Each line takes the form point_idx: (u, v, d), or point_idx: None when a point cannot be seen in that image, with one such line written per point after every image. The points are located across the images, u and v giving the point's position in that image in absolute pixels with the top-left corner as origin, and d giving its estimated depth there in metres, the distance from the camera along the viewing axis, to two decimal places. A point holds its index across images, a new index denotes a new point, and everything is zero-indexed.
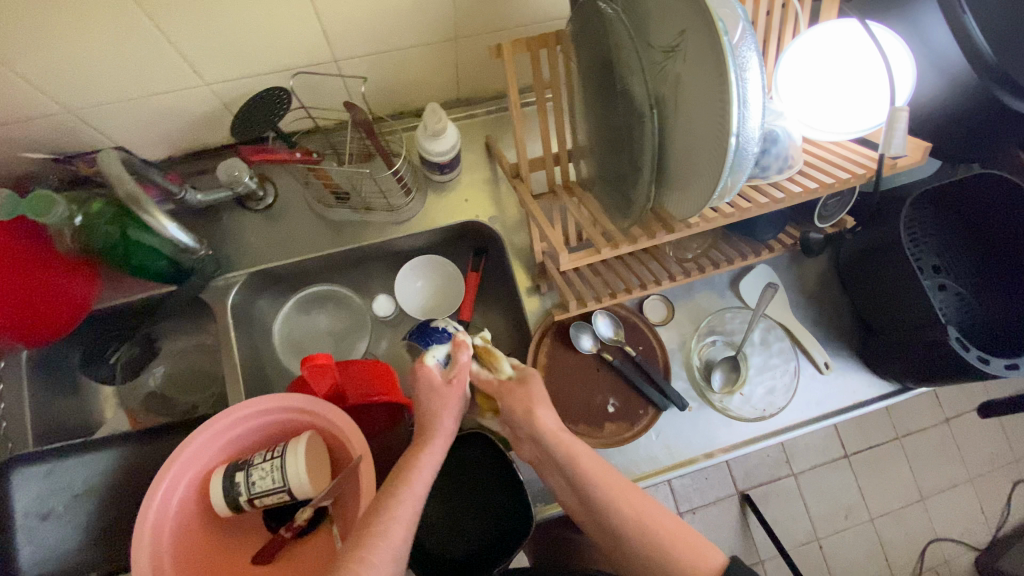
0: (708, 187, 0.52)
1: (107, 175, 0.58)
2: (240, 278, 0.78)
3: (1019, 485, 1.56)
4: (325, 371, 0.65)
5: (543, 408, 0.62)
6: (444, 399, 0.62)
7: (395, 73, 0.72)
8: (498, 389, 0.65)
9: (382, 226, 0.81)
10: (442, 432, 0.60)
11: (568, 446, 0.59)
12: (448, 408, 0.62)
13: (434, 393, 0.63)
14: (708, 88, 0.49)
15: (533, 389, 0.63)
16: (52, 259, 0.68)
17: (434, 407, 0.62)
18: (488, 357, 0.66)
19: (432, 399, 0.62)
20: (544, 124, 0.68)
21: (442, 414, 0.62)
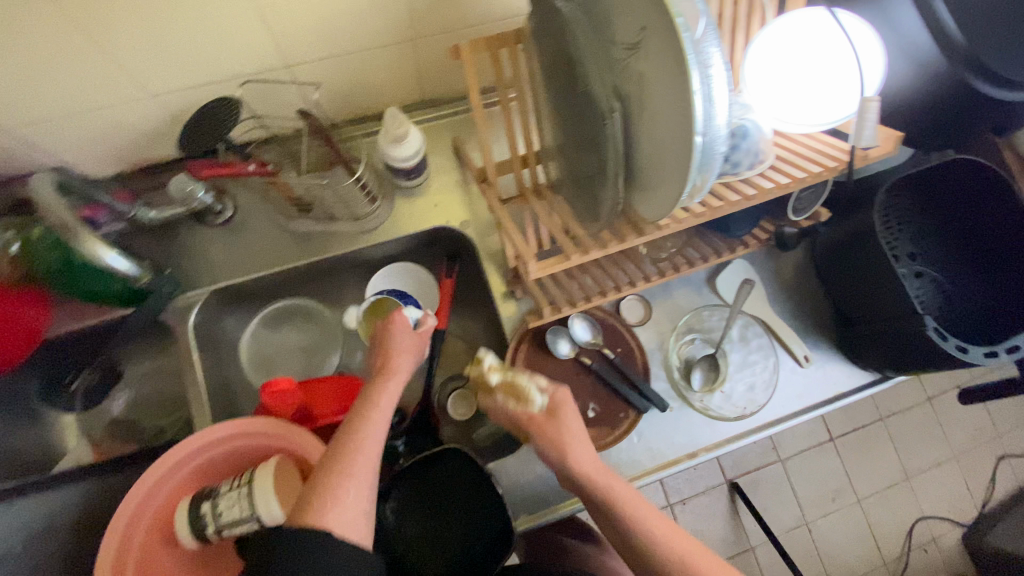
0: (677, 188, 0.50)
1: (39, 203, 0.59)
2: (202, 296, 0.75)
3: (1002, 460, 1.58)
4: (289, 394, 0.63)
5: (580, 444, 0.59)
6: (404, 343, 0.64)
7: (352, 78, 0.69)
8: (530, 426, 0.61)
9: (349, 236, 0.78)
10: (403, 366, 0.62)
11: (607, 484, 0.57)
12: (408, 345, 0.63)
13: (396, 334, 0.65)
14: (671, 87, 0.47)
15: (570, 425, 0.60)
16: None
17: (394, 345, 0.63)
18: (514, 391, 0.63)
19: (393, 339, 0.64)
20: (509, 126, 0.66)
21: (402, 353, 0.63)
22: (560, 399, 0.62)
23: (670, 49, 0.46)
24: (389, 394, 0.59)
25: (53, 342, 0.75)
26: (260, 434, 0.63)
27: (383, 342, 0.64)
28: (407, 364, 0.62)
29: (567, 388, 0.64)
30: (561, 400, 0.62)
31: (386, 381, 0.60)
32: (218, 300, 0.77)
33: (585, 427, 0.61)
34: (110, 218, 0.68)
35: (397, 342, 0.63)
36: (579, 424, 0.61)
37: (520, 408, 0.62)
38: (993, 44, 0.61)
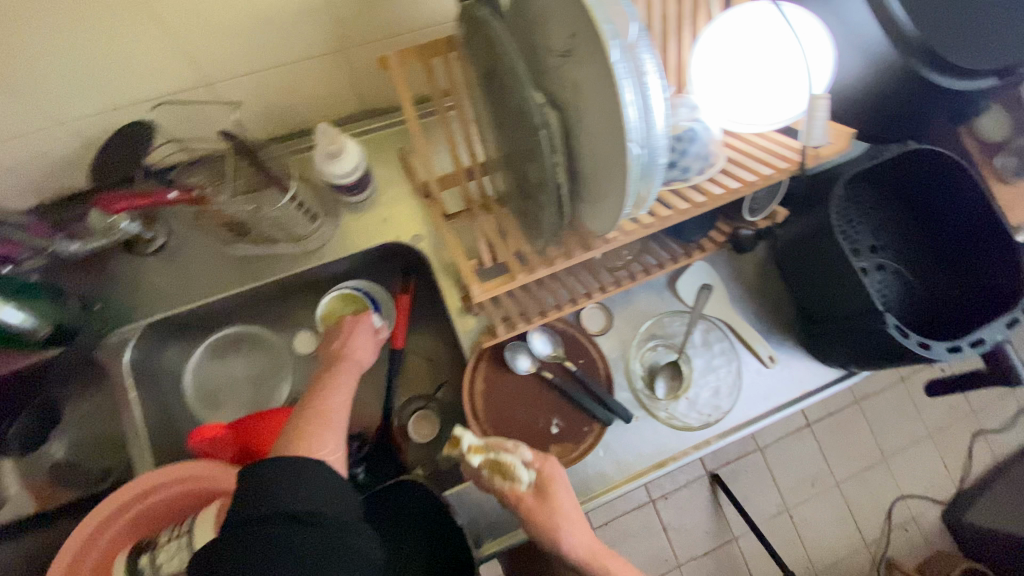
0: (619, 201, 0.47)
1: None
2: (136, 330, 0.71)
3: (977, 437, 1.61)
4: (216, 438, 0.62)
5: (573, 526, 0.57)
6: (362, 338, 0.70)
7: (282, 92, 0.65)
8: (519, 508, 0.58)
9: (291, 258, 0.74)
10: (363, 354, 0.69)
11: (604, 564, 0.57)
12: (368, 337, 0.70)
13: (356, 325, 0.71)
14: (602, 98, 0.44)
15: (562, 504, 0.58)
16: None
17: (354, 334, 0.70)
18: (500, 468, 0.59)
19: (353, 330, 0.70)
20: (450, 137, 0.62)
21: (364, 341, 0.70)
22: (549, 473, 0.60)
23: (599, 58, 0.43)
24: (349, 376, 0.65)
25: None
26: (203, 477, 0.61)
27: (345, 334, 0.70)
28: (365, 353, 0.69)
29: (552, 458, 0.62)
30: (549, 476, 0.60)
31: (346, 365, 0.66)
32: (157, 333, 0.73)
33: (578, 502, 0.59)
34: (31, 257, 0.64)
35: (358, 333, 0.70)
36: (572, 499, 0.59)
37: (506, 488, 0.59)
38: (943, 34, 0.60)
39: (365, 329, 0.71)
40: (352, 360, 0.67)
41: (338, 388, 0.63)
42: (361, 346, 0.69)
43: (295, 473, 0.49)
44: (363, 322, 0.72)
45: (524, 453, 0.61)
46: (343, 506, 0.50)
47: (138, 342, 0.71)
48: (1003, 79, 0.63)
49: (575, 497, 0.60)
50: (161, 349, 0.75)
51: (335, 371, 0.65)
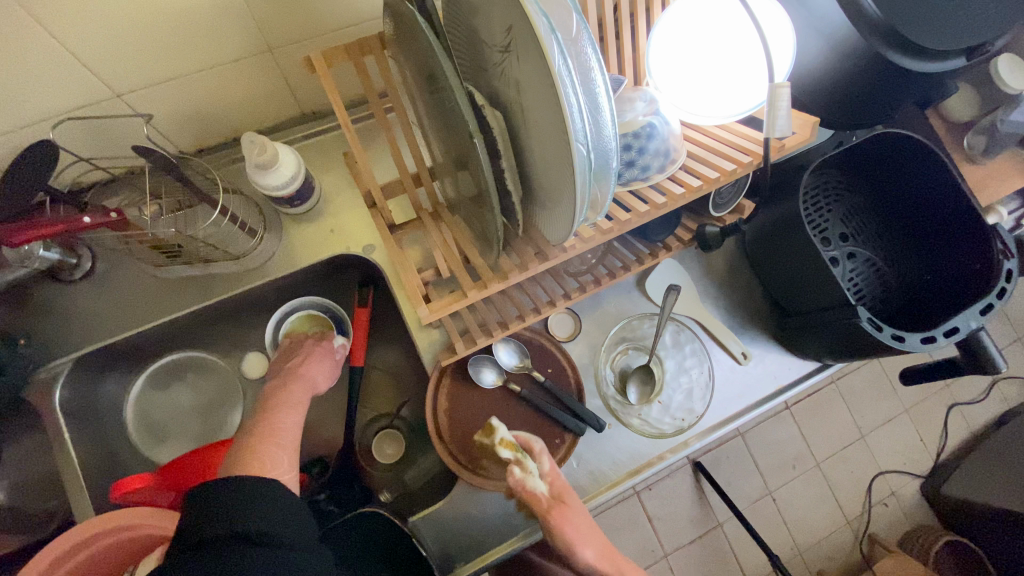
0: (571, 209, 0.44)
1: None
2: (65, 365, 0.65)
3: (952, 409, 1.63)
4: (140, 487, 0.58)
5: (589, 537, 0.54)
6: (318, 357, 0.67)
7: (206, 99, 0.59)
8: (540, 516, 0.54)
9: (233, 277, 0.69)
10: (321, 375, 0.65)
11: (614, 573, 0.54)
12: (328, 360, 0.67)
13: (315, 346, 0.68)
14: (544, 100, 0.40)
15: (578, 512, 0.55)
16: None
17: (315, 354, 0.67)
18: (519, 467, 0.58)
19: (313, 351, 0.67)
20: (392, 142, 0.57)
21: (322, 363, 0.67)
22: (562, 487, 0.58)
23: (537, 54, 0.39)
24: (301, 395, 0.61)
25: None
26: (144, 523, 0.56)
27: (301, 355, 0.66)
28: (321, 375, 0.65)
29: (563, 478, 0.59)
30: (562, 489, 0.57)
31: (299, 383, 0.62)
32: (90, 366, 0.67)
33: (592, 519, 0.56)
34: None
35: (320, 355, 0.67)
36: (584, 513, 0.56)
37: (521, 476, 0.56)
38: (908, 14, 0.57)
39: (324, 351, 0.68)
40: (307, 379, 0.64)
41: (291, 407, 0.58)
42: (320, 368, 0.66)
43: (247, 488, 0.44)
44: (324, 345, 0.68)
45: (542, 463, 0.59)
46: (301, 531, 0.45)
47: (70, 378, 0.66)
48: (970, 59, 0.61)
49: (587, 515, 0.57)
50: (97, 383, 0.69)
51: (289, 391, 0.60)
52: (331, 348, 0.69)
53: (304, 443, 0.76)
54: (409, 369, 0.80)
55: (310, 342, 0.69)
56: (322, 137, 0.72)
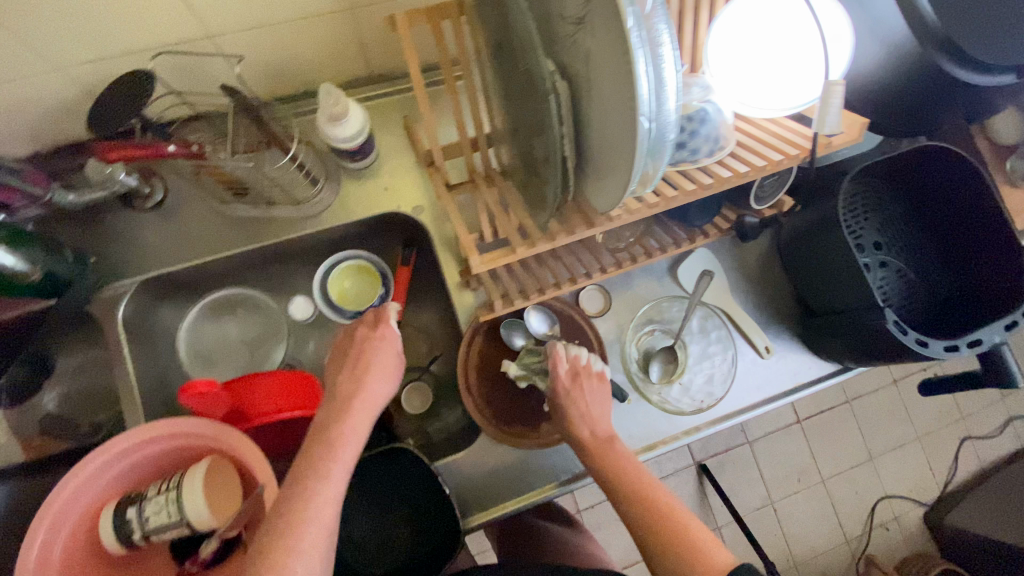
0: (625, 177, 0.46)
1: None
2: (130, 287, 0.70)
3: (965, 442, 1.62)
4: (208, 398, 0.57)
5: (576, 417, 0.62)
6: (379, 361, 0.61)
7: (287, 49, 0.63)
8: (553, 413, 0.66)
9: (290, 223, 0.74)
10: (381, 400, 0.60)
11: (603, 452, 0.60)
12: (392, 374, 0.62)
13: (377, 352, 0.62)
14: (614, 68, 0.43)
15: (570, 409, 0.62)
16: None
17: (379, 370, 0.61)
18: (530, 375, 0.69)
19: (376, 363, 0.61)
20: (455, 106, 0.61)
21: (384, 383, 0.61)
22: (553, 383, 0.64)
23: (614, 24, 0.41)
24: (357, 426, 0.56)
25: None
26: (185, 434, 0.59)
27: (362, 359, 0.61)
28: (383, 391, 0.60)
29: (556, 367, 0.63)
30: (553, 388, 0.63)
31: (354, 412, 0.57)
32: (151, 292, 0.73)
33: (602, 409, 0.63)
34: (25, 204, 0.62)
35: (385, 367, 0.62)
36: (590, 401, 0.62)
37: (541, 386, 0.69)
38: (966, 25, 0.58)
39: (386, 355, 0.62)
40: (366, 401, 0.58)
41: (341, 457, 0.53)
42: (381, 386, 0.60)
43: None
44: (388, 346, 0.63)
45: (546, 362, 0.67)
46: None
47: (132, 299, 0.70)
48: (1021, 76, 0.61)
49: (590, 403, 0.62)
50: (156, 307, 0.75)
51: (344, 429, 0.55)
52: (389, 354, 0.62)
53: None
54: (441, 329, 0.84)
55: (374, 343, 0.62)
56: (384, 99, 0.76)
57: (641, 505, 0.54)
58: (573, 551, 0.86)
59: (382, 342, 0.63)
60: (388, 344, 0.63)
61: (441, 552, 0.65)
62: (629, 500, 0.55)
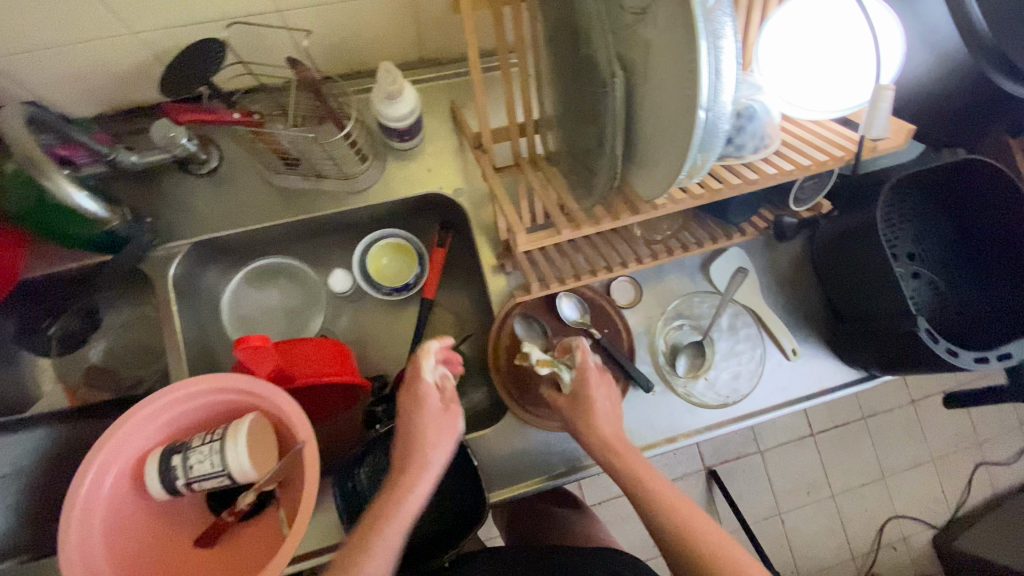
0: (675, 167, 0.47)
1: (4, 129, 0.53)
2: (182, 249, 0.73)
3: (980, 467, 1.60)
4: (261, 354, 0.61)
5: (603, 414, 0.63)
6: (432, 428, 0.60)
7: (349, 27, 0.65)
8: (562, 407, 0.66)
9: (336, 195, 0.76)
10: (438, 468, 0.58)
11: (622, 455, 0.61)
12: (445, 438, 0.59)
13: (423, 419, 0.60)
14: (677, 59, 0.44)
15: (596, 403, 0.64)
16: None
17: (427, 438, 0.59)
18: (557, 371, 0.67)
19: (423, 428, 0.60)
20: (508, 92, 0.62)
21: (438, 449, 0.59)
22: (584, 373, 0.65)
23: (682, 17, 0.43)
24: (408, 501, 0.56)
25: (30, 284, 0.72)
26: (228, 389, 0.61)
27: (410, 425, 0.60)
28: (438, 457, 0.59)
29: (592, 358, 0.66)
30: (581, 378, 0.65)
31: (399, 489, 0.56)
32: (199, 254, 0.76)
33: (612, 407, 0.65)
34: (89, 161, 0.64)
35: (432, 434, 0.59)
36: (608, 401, 0.65)
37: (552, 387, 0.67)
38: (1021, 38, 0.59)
39: (433, 419, 0.60)
40: (416, 472, 0.57)
41: (389, 535, 0.54)
42: (434, 454, 0.58)
43: None
44: (435, 410, 0.61)
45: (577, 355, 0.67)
46: None
47: (183, 260, 0.74)
48: None
49: (610, 399, 0.65)
50: (202, 270, 0.78)
51: (398, 502, 0.55)
52: (433, 420, 0.60)
53: (369, 360, 0.83)
54: (472, 311, 0.86)
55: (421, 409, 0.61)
56: (433, 83, 0.78)
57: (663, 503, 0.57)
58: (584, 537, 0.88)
59: (427, 407, 0.60)
60: (433, 409, 0.60)
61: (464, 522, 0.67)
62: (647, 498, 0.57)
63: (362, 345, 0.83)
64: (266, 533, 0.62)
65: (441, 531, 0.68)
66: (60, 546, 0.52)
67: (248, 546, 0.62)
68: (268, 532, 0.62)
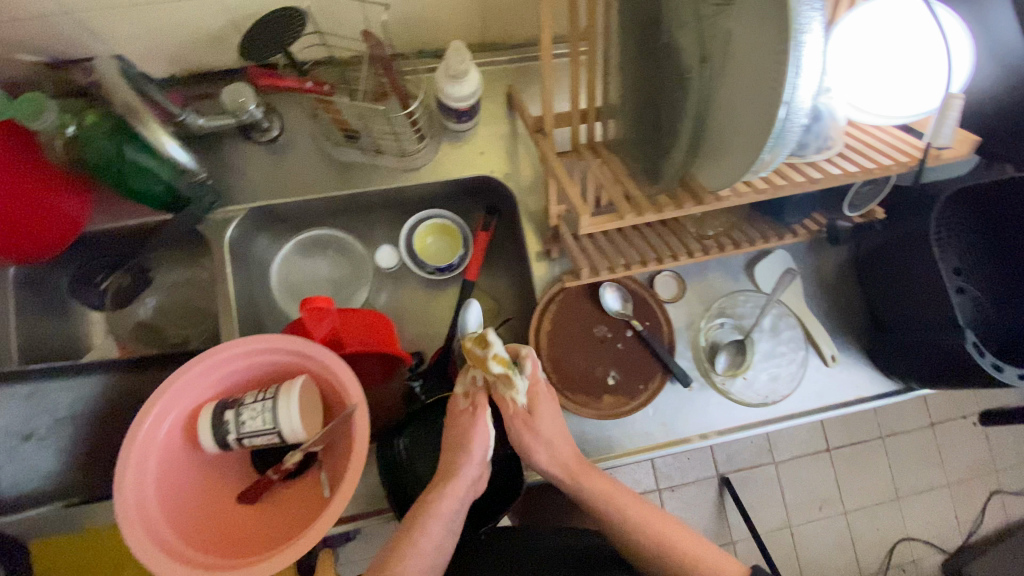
0: (746, 160, 0.47)
1: (102, 75, 0.56)
2: (239, 213, 0.75)
3: (994, 495, 1.58)
4: (324, 316, 0.62)
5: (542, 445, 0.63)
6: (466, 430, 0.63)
7: (422, 5, 0.66)
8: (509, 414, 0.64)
9: (391, 172, 0.78)
10: (471, 470, 0.61)
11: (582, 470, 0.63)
12: (472, 441, 0.62)
13: (457, 425, 0.64)
14: (764, 51, 0.44)
15: (545, 424, 0.63)
16: (38, 173, 0.63)
17: (456, 444, 0.62)
18: (504, 381, 0.60)
19: (455, 435, 0.63)
20: (575, 78, 0.63)
21: (468, 452, 0.61)
22: (537, 392, 0.64)
23: (773, 10, 0.43)
24: (448, 500, 0.60)
25: (89, 237, 0.74)
26: (280, 350, 0.63)
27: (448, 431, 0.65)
28: (475, 459, 0.62)
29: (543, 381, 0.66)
30: (535, 393, 0.64)
31: (443, 485, 0.60)
32: (254, 220, 0.77)
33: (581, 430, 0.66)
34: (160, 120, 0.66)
35: (464, 436, 0.62)
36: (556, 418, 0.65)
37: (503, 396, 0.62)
38: None
39: (464, 425, 0.63)
40: (451, 471, 0.61)
41: (427, 533, 0.58)
42: (463, 459, 0.61)
43: None
44: (465, 415, 0.64)
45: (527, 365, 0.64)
46: None
47: (239, 224, 0.76)
48: None
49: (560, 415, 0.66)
50: (255, 236, 0.80)
51: (432, 503, 0.59)
52: (465, 421, 0.63)
53: (408, 336, 0.84)
54: (511, 295, 0.87)
55: (461, 416, 0.64)
56: (493, 67, 0.79)
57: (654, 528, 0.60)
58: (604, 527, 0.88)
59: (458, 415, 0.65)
60: (461, 414, 0.64)
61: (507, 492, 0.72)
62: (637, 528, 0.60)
63: (402, 321, 0.84)
64: (308, 491, 0.64)
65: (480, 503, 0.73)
66: (117, 489, 0.54)
67: (289, 505, 0.63)
68: (309, 492, 0.63)
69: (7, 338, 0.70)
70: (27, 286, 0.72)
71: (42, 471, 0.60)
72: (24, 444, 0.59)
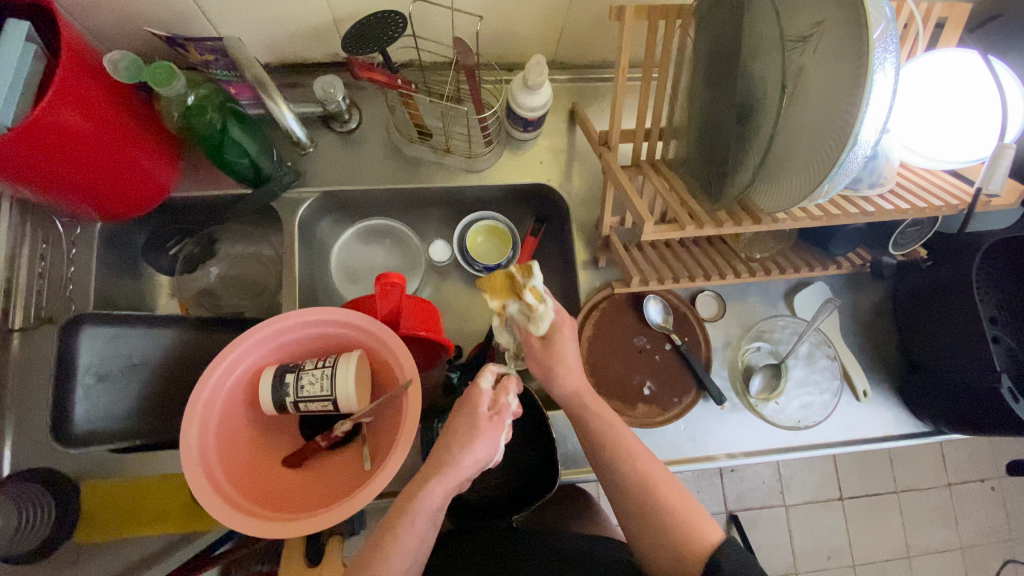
0: (807, 187, 0.51)
1: (235, 57, 0.61)
2: (312, 195, 0.80)
3: (1009, 564, 1.49)
4: (392, 293, 0.67)
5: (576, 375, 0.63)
6: (477, 429, 0.54)
7: (507, 18, 0.72)
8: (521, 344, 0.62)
9: (455, 172, 0.83)
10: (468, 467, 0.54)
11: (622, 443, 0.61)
12: (478, 444, 0.54)
13: (467, 418, 0.56)
14: (837, 89, 0.48)
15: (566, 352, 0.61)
16: (154, 140, 0.69)
17: (456, 437, 0.55)
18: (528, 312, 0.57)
19: (464, 420, 0.56)
20: (645, 99, 0.68)
21: (458, 438, 0.54)
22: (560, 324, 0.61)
23: (848, 51, 0.46)
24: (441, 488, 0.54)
25: (172, 203, 0.79)
26: (334, 322, 0.66)
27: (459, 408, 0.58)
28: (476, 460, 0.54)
29: (561, 309, 0.61)
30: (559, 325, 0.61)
31: (440, 479, 0.54)
32: (323, 204, 0.82)
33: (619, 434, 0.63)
34: (250, 102, 0.76)
35: (463, 431, 0.55)
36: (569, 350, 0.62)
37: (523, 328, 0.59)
38: None
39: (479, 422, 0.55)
40: (452, 470, 0.54)
41: (412, 528, 0.54)
42: (460, 457, 0.54)
43: None
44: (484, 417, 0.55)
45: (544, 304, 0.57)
46: None
47: (310, 205, 0.80)
48: None
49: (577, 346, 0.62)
50: (320, 219, 0.84)
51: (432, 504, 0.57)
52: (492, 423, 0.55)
53: (449, 329, 0.87)
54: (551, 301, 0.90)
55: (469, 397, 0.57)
56: (560, 85, 0.85)
57: (657, 516, 0.57)
58: (609, 531, 0.86)
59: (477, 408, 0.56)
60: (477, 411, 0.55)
61: (536, 487, 0.75)
62: (635, 514, 0.59)
63: (446, 314, 0.88)
64: (348, 463, 0.66)
65: (510, 495, 0.77)
66: (183, 434, 0.57)
67: (327, 476, 0.65)
68: (351, 464, 0.65)
69: (85, 288, 0.74)
70: (111, 241, 0.77)
71: (112, 410, 0.65)
72: (99, 383, 0.64)
